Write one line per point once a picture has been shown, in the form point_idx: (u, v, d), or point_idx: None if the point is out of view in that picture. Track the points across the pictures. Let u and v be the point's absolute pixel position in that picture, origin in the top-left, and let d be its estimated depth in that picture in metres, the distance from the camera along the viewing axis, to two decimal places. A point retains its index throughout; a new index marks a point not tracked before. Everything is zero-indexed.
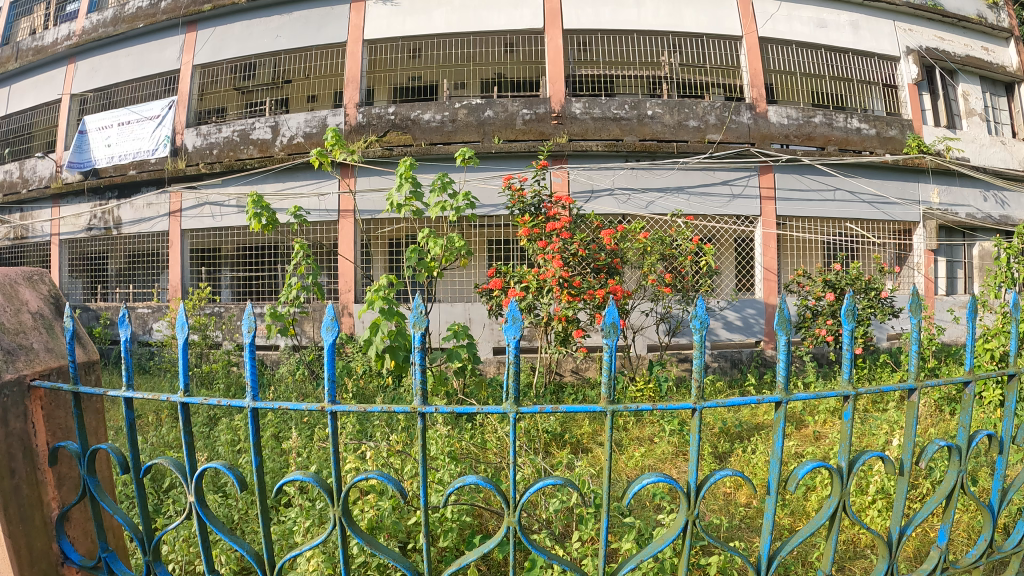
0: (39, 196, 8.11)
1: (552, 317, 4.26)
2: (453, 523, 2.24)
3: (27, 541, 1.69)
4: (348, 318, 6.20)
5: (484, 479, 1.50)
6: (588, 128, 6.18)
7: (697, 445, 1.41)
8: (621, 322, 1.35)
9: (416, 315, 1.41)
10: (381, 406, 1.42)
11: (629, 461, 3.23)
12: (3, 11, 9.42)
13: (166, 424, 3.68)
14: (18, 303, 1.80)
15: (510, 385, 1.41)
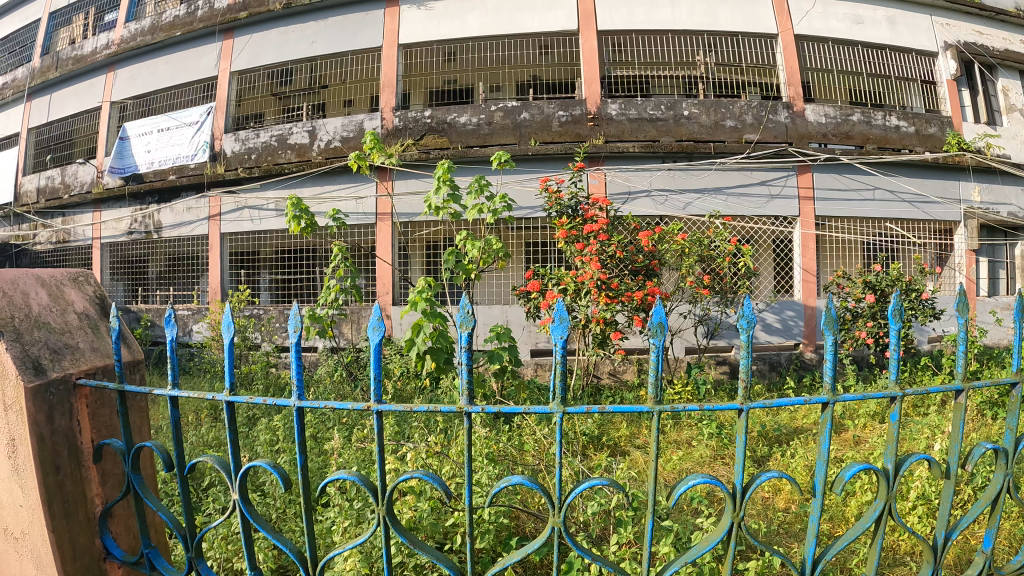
0: (82, 202, 8.33)
1: (590, 319, 4.24)
2: (490, 525, 2.26)
3: (71, 537, 1.73)
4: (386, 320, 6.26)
5: (529, 479, 1.49)
6: (624, 129, 6.17)
7: (743, 447, 1.39)
8: (668, 320, 1.35)
9: (463, 315, 1.41)
10: (427, 406, 1.42)
11: (667, 464, 3.20)
12: (44, 21, 9.69)
13: (208, 424, 3.74)
14: (64, 303, 1.89)
15: (558, 385, 1.39)
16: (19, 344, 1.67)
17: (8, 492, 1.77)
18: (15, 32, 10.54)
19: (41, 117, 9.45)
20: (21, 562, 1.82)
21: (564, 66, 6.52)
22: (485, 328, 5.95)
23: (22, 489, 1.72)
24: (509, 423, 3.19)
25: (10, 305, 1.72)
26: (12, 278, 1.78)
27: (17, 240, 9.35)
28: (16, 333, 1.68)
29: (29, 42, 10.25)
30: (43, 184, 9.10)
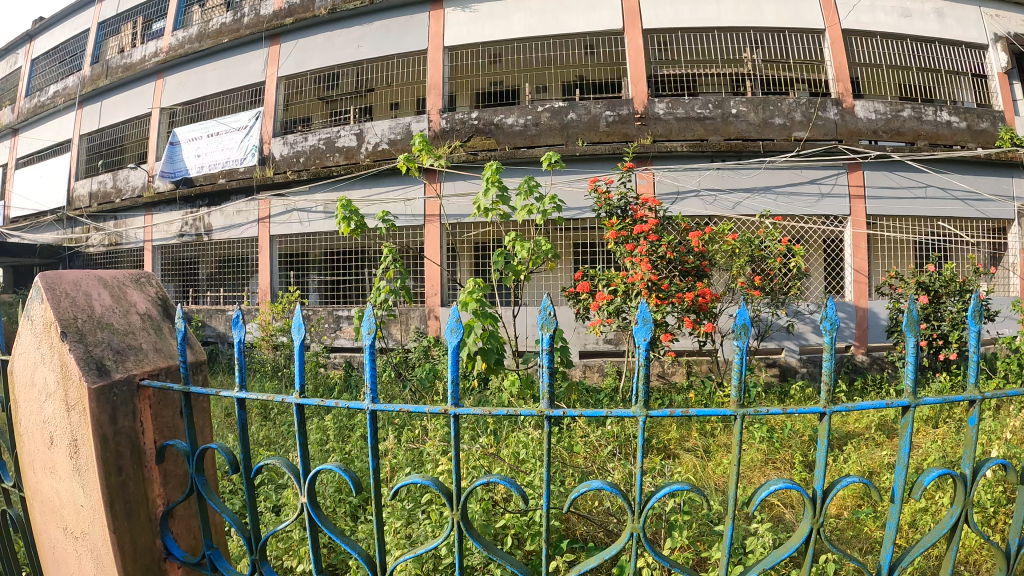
0: (133, 205, 8.56)
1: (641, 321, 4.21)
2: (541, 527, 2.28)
3: (132, 537, 1.76)
4: (434, 321, 6.31)
5: (607, 482, 1.41)
6: (672, 128, 6.12)
7: (826, 451, 1.35)
8: (754, 323, 1.30)
9: (543, 317, 1.30)
10: (505, 410, 1.33)
11: (716, 467, 3.16)
12: (94, 31, 9.98)
13: (266, 423, 3.84)
14: (127, 305, 1.95)
15: (642, 388, 1.31)
16: (82, 346, 1.73)
17: (70, 491, 1.82)
18: (66, 42, 10.87)
19: (93, 124, 9.72)
20: (81, 559, 1.88)
21: (609, 65, 6.49)
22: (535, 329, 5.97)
23: (84, 488, 1.76)
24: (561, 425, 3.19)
25: (74, 306, 1.80)
26: (76, 279, 1.87)
27: (71, 242, 9.64)
28: (79, 333, 1.74)
29: (79, 52, 10.56)
30: (95, 188, 9.37)
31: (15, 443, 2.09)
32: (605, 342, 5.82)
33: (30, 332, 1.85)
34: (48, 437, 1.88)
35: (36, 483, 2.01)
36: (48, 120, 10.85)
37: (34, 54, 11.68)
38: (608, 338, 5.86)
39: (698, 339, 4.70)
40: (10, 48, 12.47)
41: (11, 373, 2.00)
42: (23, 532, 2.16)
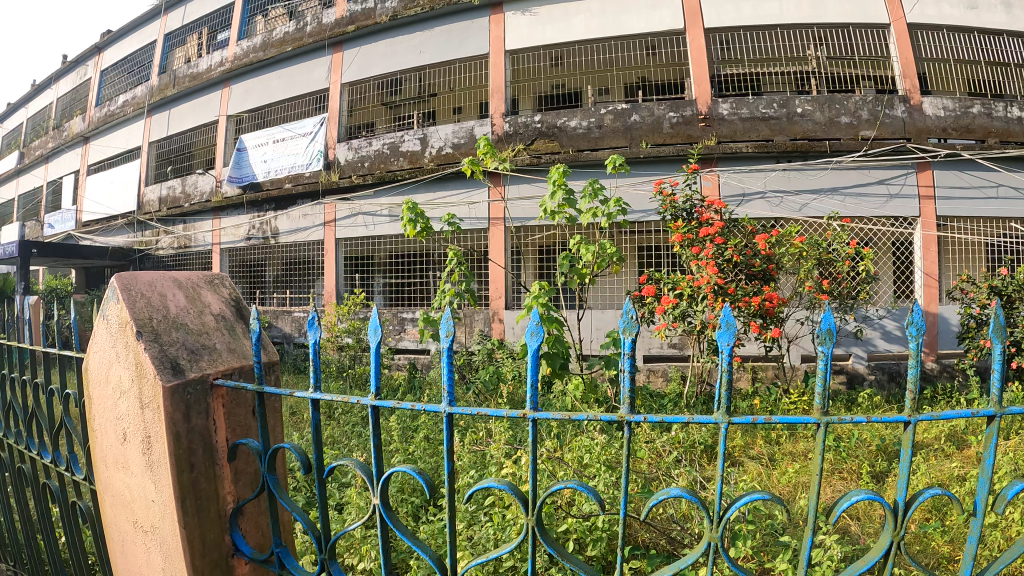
0: (202, 210, 8.86)
1: (705, 325, 4.22)
2: (603, 532, 2.32)
3: (202, 533, 1.80)
4: (499, 324, 6.39)
5: (684, 490, 1.35)
6: (736, 129, 6.03)
7: (908, 460, 1.27)
8: (838, 327, 1.24)
9: (625, 320, 1.25)
10: (586, 415, 1.26)
11: (782, 477, 3.11)
12: (161, 43, 10.39)
13: (348, 422, 4.05)
14: (201, 305, 2.01)
15: (723, 394, 1.30)
16: (158, 345, 1.78)
17: (141, 487, 1.87)
18: (134, 53, 11.28)
19: (161, 131, 10.07)
20: (150, 553, 1.92)
21: (672, 66, 6.44)
22: (600, 333, 6.04)
23: (156, 484, 1.81)
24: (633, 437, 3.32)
25: (149, 306, 1.86)
26: (151, 280, 1.94)
27: (141, 245, 10.01)
28: (154, 333, 1.79)
29: (146, 62, 10.97)
30: (164, 193, 9.67)
31: (89, 438, 2.15)
32: (670, 347, 5.80)
33: (106, 331, 1.91)
34: (121, 434, 1.93)
35: (107, 478, 2.06)
36: (118, 128, 11.28)
37: (103, 65, 12.15)
38: (673, 343, 5.85)
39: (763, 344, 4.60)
40: (80, 59, 12.99)
41: (86, 371, 2.06)
42: (93, 526, 2.20)
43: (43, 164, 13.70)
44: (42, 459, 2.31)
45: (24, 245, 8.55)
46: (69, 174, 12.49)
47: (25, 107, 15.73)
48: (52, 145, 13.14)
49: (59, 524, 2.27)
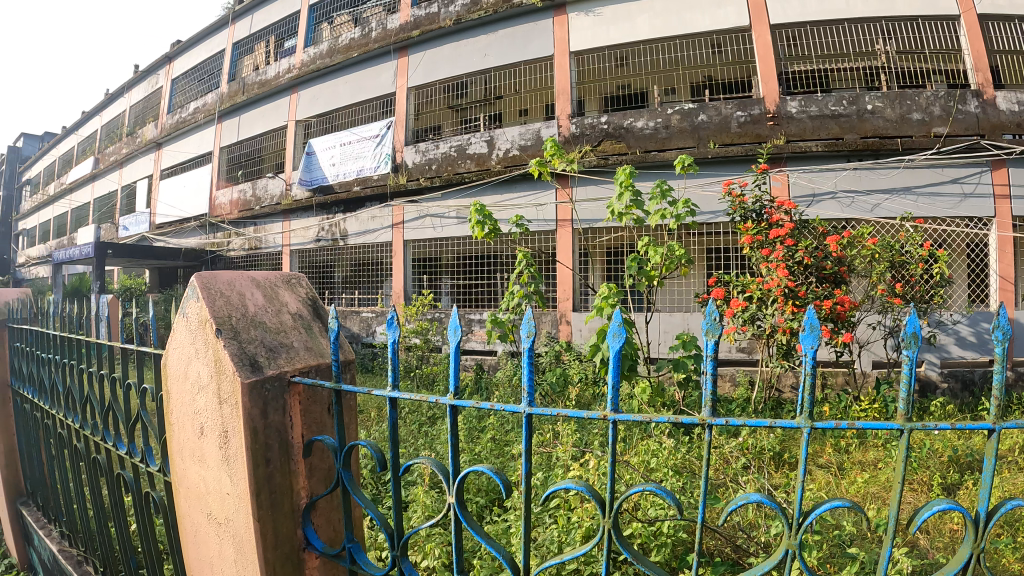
0: (272, 212, 9.31)
1: (775, 328, 4.15)
2: (667, 537, 2.40)
3: (275, 527, 1.82)
4: (565, 326, 6.47)
5: (765, 495, 1.25)
6: (806, 127, 5.93)
7: (992, 467, 1.11)
8: (926, 329, 1.12)
9: (709, 321, 1.25)
10: (667, 415, 1.21)
11: (851, 486, 3.08)
12: (229, 52, 10.92)
13: (430, 423, 4.37)
14: (279, 304, 2.08)
15: (806, 398, 1.23)
16: (237, 343, 1.83)
17: (217, 480, 1.91)
18: (203, 62, 11.74)
19: (232, 137, 10.46)
20: (223, 545, 1.95)
21: (739, 64, 6.35)
22: (668, 336, 6.08)
23: (232, 478, 1.84)
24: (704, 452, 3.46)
25: (228, 305, 1.92)
26: (230, 281, 2.00)
27: (213, 247, 10.40)
28: (233, 331, 1.84)
29: (214, 71, 11.44)
30: (235, 196, 10.12)
31: (165, 431, 2.20)
32: (737, 351, 5.81)
33: (186, 329, 1.97)
34: (199, 428, 1.98)
35: (183, 469, 2.10)
36: (188, 134, 11.73)
37: (174, 74, 12.65)
38: (742, 347, 5.85)
39: (833, 350, 4.47)
40: (151, 70, 13.57)
41: (165, 367, 2.13)
42: (167, 516, 2.24)
43: (117, 169, 14.33)
44: (118, 451, 2.37)
45: (101, 246, 8.97)
46: (142, 178, 13.04)
47: (99, 116, 16.47)
48: (126, 151, 13.75)
49: (133, 514, 2.31)
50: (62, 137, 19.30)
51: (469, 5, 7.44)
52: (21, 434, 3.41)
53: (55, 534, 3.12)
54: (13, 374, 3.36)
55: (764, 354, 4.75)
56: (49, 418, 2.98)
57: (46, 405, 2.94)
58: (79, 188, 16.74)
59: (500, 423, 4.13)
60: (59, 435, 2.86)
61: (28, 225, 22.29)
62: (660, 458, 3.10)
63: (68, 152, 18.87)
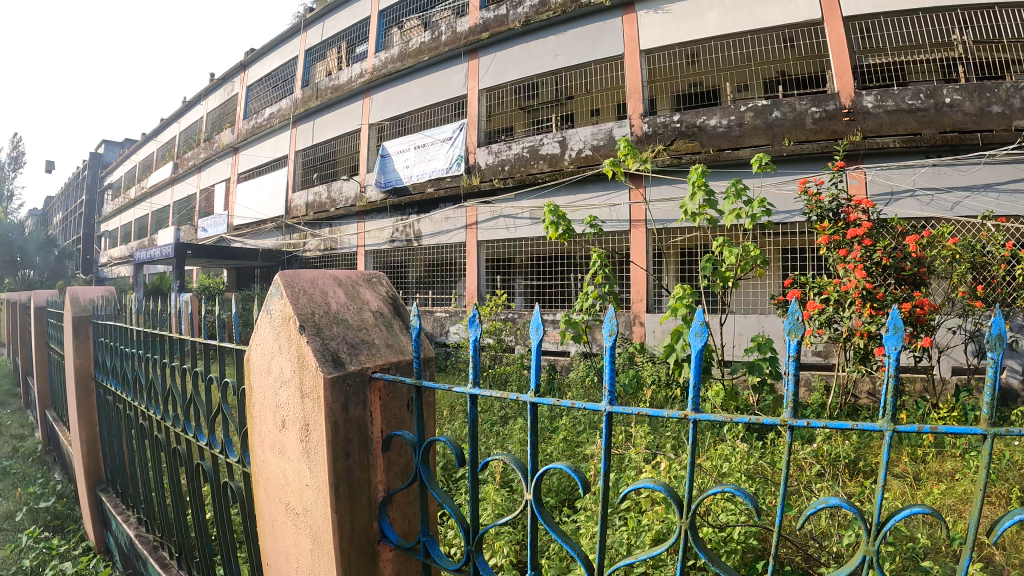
0: (348, 214, 9.68)
1: (852, 331, 4.07)
2: (738, 544, 2.43)
3: (351, 518, 1.75)
4: (639, 327, 6.49)
5: (844, 499, 1.06)
6: (882, 122, 5.78)
7: None
8: (1015, 330, 1.00)
9: (792, 318, 1.14)
10: (745, 416, 1.10)
11: (927, 496, 3.00)
12: (302, 58, 11.34)
13: (511, 421, 4.57)
14: (359, 303, 2.11)
15: (890, 399, 1.07)
16: (320, 339, 1.80)
17: (296, 471, 1.85)
18: (276, 69, 12.21)
19: (307, 140, 10.85)
20: (299, 536, 1.88)
21: (811, 58, 6.21)
22: (743, 338, 6.03)
23: (310, 470, 1.78)
24: (777, 458, 3.44)
25: (311, 303, 1.92)
26: (313, 279, 2.01)
27: (289, 248, 10.80)
28: (316, 328, 1.83)
29: (288, 77, 11.89)
30: (311, 199, 10.54)
31: (244, 423, 2.21)
32: (813, 355, 5.74)
33: (269, 326, 1.98)
34: (280, 421, 1.94)
35: (263, 461, 2.06)
36: (263, 139, 12.16)
37: (249, 82, 13.14)
38: (817, 351, 5.78)
39: (912, 355, 4.33)
40: (226, 77, 14.12)
41: (249, 362, 2.11)
42: (243, 507, 2.23)
43: (196, 173, 14.94)
44: (197, 441, 2.44)
45: (182, 248, 9.39)
46: (220, 182, 13.58)
47: (177, 122, 17.23)
48: (204, 155, 14.35)
49: (211, 502, 2.33)
50: (142, 143, 20.27)
51: (537, 6, 7.62)
52: (105, 424, 3.60)
53: (133, 520, 3.27)
54: (100, 368, 3.55)
55: (841, 359, 4.67)
56: (131, 409, 3.14)
57: (130, 397, 3.08)
58: (159, 192, 17.54)
59: (573, 427, 4.24)
60: (141, 425, 2.99)
61: (111, 227, 23.49)
62: (732, 466, 3.13)
63: (148, 157, 19.80)
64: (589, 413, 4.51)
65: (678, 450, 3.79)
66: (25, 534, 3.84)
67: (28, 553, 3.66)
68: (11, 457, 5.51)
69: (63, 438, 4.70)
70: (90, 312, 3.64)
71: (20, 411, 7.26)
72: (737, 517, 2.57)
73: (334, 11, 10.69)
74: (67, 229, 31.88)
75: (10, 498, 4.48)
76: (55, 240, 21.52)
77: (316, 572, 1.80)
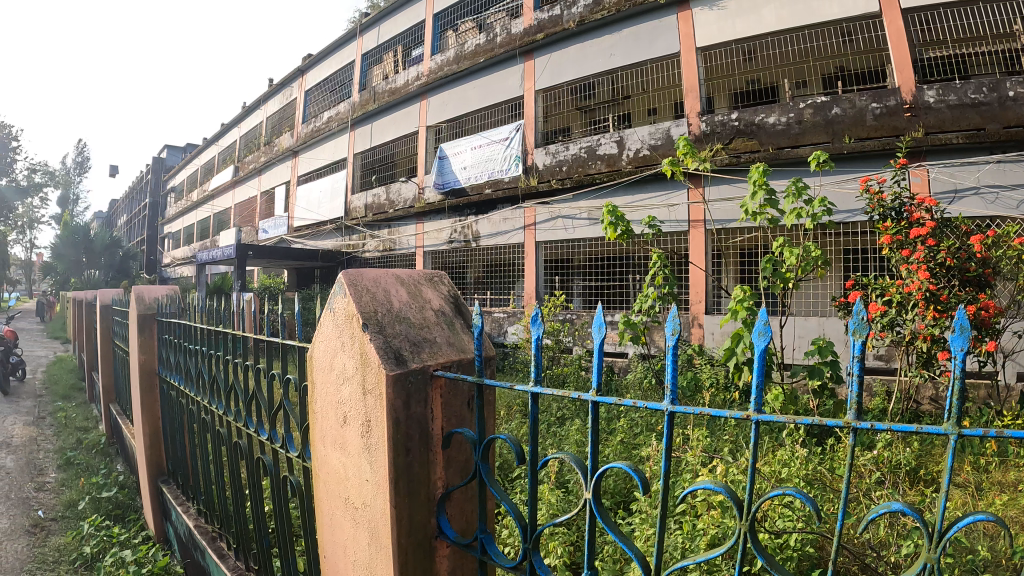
0: (406, 215, 9.87)
1: (915, 335, 3.97)
2: (795, 550, 2.42)
3: (410, 514, 1.63)
4: (698, 329, 6.43)
5: (908, 505, 0.94)
6: (945, 118, 5.59)
7: None
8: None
9: (855, 320, 1.03)
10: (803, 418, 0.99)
11: (989, 506, 2.91)
12: (359, 63, 11.62)
13: (568, 421, 4.63)
14: (422, 301, 2.00)
15: (954, 404, 0.94)
16: (382, 336, 1.70)
17: (357, 466, 1.75)
18: (334, 73, 12.50)
19: (365, 143, 11.07)
20: (357, 530, 1.79)
21: (870, 53, 6.02)
22: (803, 341, 5.92)
23: (371, 465, 1.67)
24: (836, 464, 3.39)
25: (374, 301, 1.82)
26: (375, 278, 1.93)
27: (348, 249, 11.06)
28: (379, 326, 1.72)
29: (346, 81, 12.15)
30: (370, 200, 10.78)
31: (306, 418, 2.19)
32: (874, 358, 5.61)
33: (332, 324, 1.89)
34: (342, 417, 1.85)
35: (324, 455, 1.98)
36: (322, 142, 12.46)
37: (307, 86, 13.47)
38: (879, 355, 5.64)
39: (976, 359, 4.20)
40: (285, 82, 14.50)
41: (312, 359, 2.04)
42: (301, 501, 2.21)
43: (257, 176, 15.36)
44: (258, 436, 2.46)
45: (243, 249, 9.66)
46: (280, 184, 13.96)
47: (237, 127, 17.77)
48: (265, 159, 14.76)
49: (270, 495, 2.34)
50: (204, 147, 20.99)
51: (591, 6, 7.64)
52: (167, 417, 3.74)
53: (192, 511, 3.38)
54: (162, 363, 3.70)
55: (903, 364, 4.54)
56: (193, 404, 3.25)
57: (193, 392, 3.18)
58: (221, 193, 18.12)
59: (629, 428, 4.25)
60: (203, 419, 3.09)
61: (174, 229, 24.44)
62: (789, 472, 3.09)
63: (209, 161, 20.49)
64: (647, 414, 4.52)
65: (736, 453, 3.77)
66: (88, 521, 4.02)
67: (91, 540, 3.83)
68: (77, 448, 5.78)
69: (126, 431, 4.90)
70: (154, 310, 3.81)
71: (87, 405, 7.59)
72: (794, 523, 2.55)
73: (390, 16, 10.87)
74: (132, 231, 33.15)
75: (76, 487, 4.70)
76: (120, 241, 22.44)
77: (373, 568, 1.70)
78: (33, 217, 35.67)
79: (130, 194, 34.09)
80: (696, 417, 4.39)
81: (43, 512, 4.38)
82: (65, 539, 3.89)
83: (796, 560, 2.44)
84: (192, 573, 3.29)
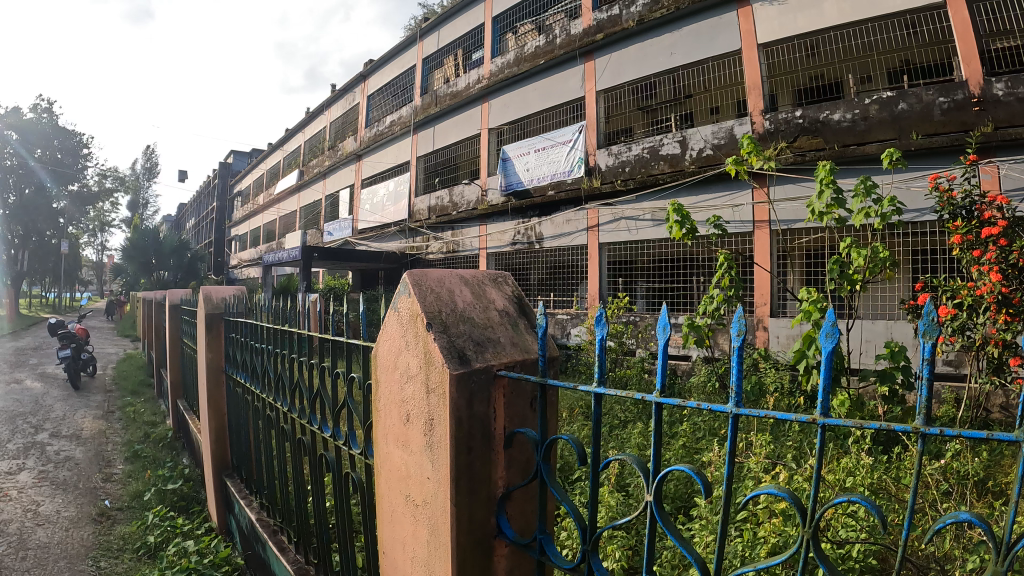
0: (469, 217, 9.99)
1: (986, 339, 3.82)
2: (858, 562, 2.37)
3: (470, 512, 1.66)
4: (763, 332, 6.32)
5: (976, 514, 0.87)
6: (1015, 111, 5.31)
7: None
8: None
9: (925, 323, 0.95)
10: (871, 423, 0.92)
11: None
12: (421, 67, 11.81)
13: (633, 424, 4.62)
14: (486, 301, 2.02)
15: None
16: (446, 336, 1.72)
17: (419, 464, 1.78)
18: (396, 78, 12.73)
19: (428, 146, 11.25)
20: (417, 527, 1.82)
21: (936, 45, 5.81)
22: (872, 345, 5.78)
23: (432, 462, 1.70)
24: (902, 471, 3.28)
25: (438, 301, 1.85)
26: (440, 278, 1.96)
27: (412, 250, 11.27)
28: (443, 325, 1.75)
29: (407, 85, 12.37)
30: (434, 203, 10.97)
31: (368, 415, 2.24)
32: (945, 365, 5.39)
33: (397, 322, 1.93)
34: (405, 415, 1.88)
35: (386, 453, 2.02)
36: (385, 146, 12.69)
37: (370, 91, 13.76)
38: (950, 360, 5.43)
39: None
40: (348, 88, 14.80)
41: (376, 357, 2.08)
42: (362, 498, 2.26)
43: (322, 180, 15.74)
44: (322, 433, 2.51)
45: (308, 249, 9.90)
46: (345, 188, 14.29)
47: (301, 132, 18.23)
48: (330, 163, 15.14)
49: (333, 491, 2.39)
50: (269, 152, 21.59)
51: (650, 5, 7.61)
52: (233, 412, 3.87)
53: (255, 505, 3.48)
54: (232, 361, 3.82)
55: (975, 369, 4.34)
56: (259, 400, 3.36)
57: (261, 389, 3.28)
58: (286, 198, 18.63)
59: (692, 432, 4.22)
60: (268, 416, 3.18)
61: (241, 232, 25.18)
62: (853, 481, 3.02)
63: (275, 166, 21.04)
64: (713, 418, 4.46)
65: (800, 459, 3.69)
66: (153, 513, 4.19)
67: (157, 530, 4.00)
68: (145, 442, 6.00)
69: (194, 426, 5.08)
70: (220, 310, 3.92)
71: (155, 400, 7.91)
72: (858, 533, 2.48)
73: (450, 20, 11.01)
74: (200, 233, 34.34)
75: (144, 480, 4.89)
76: (188, 244, 23.26)
77: (431, 567, 1.73)
78: (106, 223, 37.25)
79: (198, 197, 35.28)
80: (759, 423, 4.33)
81: (111, 502, 4.57)
82: (130, 529, 4.06)
83: (859, 572, 2.39)
84: (252, 565, 3.38)
